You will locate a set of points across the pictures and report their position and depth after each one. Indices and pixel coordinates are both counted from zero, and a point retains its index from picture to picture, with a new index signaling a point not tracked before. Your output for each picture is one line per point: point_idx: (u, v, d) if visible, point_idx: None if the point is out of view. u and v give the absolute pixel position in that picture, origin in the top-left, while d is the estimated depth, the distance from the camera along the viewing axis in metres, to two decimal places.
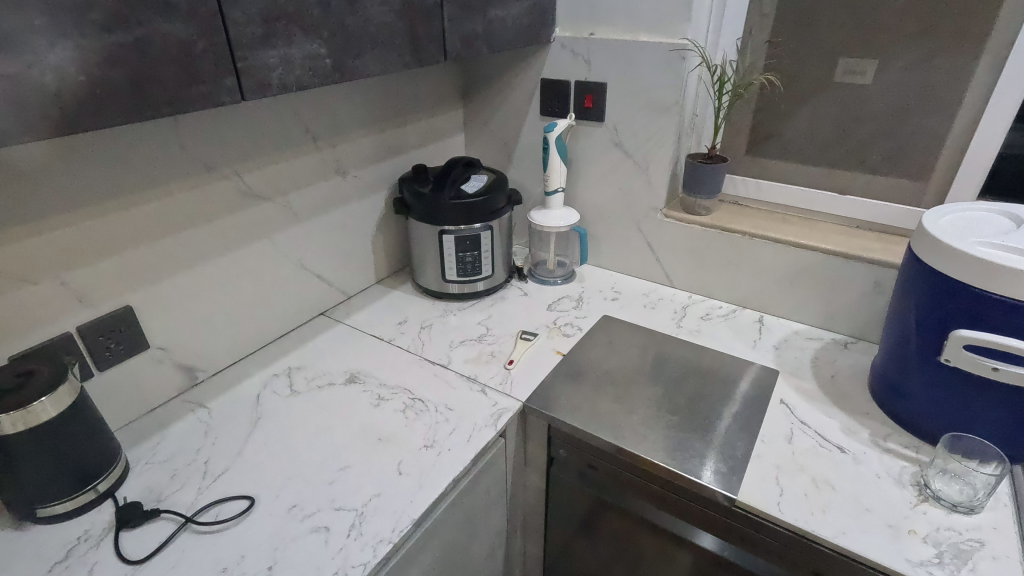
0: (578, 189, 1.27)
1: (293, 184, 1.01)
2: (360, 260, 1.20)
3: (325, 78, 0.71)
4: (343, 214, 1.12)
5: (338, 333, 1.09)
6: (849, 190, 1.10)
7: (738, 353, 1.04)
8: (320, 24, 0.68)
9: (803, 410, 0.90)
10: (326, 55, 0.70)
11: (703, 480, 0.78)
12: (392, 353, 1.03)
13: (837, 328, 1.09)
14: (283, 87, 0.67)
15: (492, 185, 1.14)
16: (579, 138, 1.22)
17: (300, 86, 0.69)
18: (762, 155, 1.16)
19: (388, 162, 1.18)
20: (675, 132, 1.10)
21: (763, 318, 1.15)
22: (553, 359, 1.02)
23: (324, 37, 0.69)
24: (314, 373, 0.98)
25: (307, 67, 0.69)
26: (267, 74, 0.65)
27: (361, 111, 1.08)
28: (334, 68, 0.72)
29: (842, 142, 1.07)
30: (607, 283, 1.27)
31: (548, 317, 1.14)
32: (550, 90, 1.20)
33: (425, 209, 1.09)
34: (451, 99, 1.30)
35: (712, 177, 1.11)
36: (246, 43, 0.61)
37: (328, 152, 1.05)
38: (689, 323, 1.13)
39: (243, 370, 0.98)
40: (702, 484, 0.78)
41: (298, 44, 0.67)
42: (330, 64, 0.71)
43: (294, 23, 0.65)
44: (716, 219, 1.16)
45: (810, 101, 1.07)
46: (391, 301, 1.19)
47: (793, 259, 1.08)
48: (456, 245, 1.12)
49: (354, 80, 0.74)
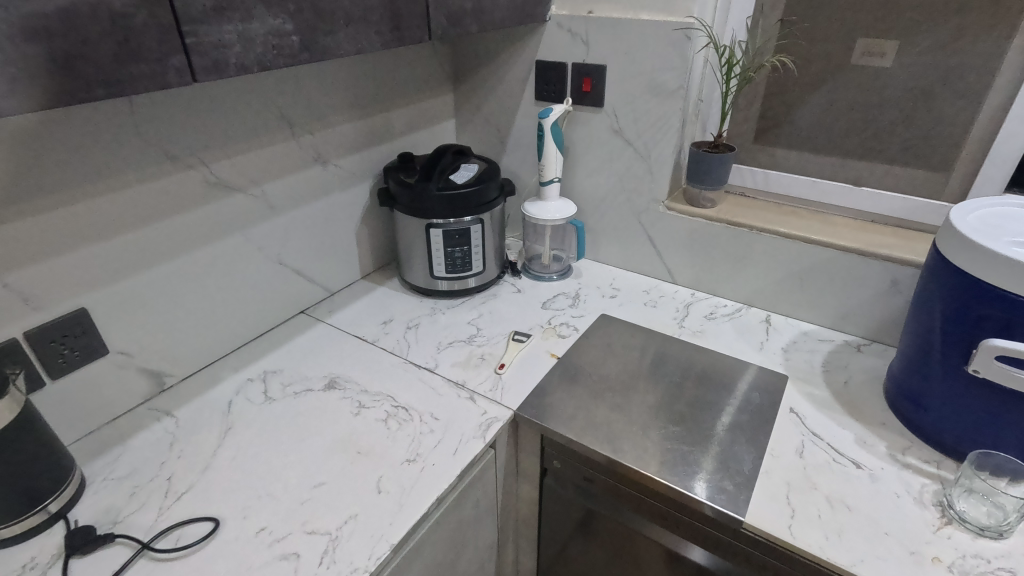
0: (575, 179, 1.20)
1: (267, 174, 0.93)
2: (344, 254, 1.13)
3: (291, 58, 0.64)
4: (324, 206, 1.05)
5: (319, 333, 1.02)
6: (864, 182, 1.03)
7: (744, 356, 0.98)
8: None
9: (815, 420, 0.84)
10: (292, 31, 0.63)
11: (696, 493, 0.73)
12: (375, 356, 0.97)
13: (850, 329, 1.02)
14: (242, 67, 0.59)
15: (484, 174, 1.07)
16: (576, 125, 1.14)
17: (262, 67, 0.61)
18: (771, 144, 1.09)
19: (372, 150, 1.11)
20: (679, 118, 1.03)
21: (771, 318, 1.08)
22: (548, 362, 0.96)
23: (290, 10, 0.61)
24: (291, 379, 0.91)
25: (270, 46, 0.61)
26: (224, 52, 0.57)
27: (341, 95, 1.01)
28: (302, 47, 0.64)
29: (858, 130, 1.00)
30: (606, 279, 1.20)
31: (542, 315, 1.08)
32: (544, 73, 1.12)
33: (411, 200, 1.02)
34: (440, 82, 1.22)
35: (718, 167, 1.04)
36: (196, 15, 0.54)
37: (306, 139, 0.97)
38: (692, 323, 1.07)
39: (216, 374, 0.92)
40: (694, 497, 0.72)
41: (259, 18, 0.59)
42: (298, 41, 0.64)
43: None
44: (722, 212, 1.09)
45: (824, 84, 0.99)
46: (376, 298, 1.13)
47: (804, 256, 1.01)
48: (445, 239, 1.05)
49: (325, 60, 0.67)
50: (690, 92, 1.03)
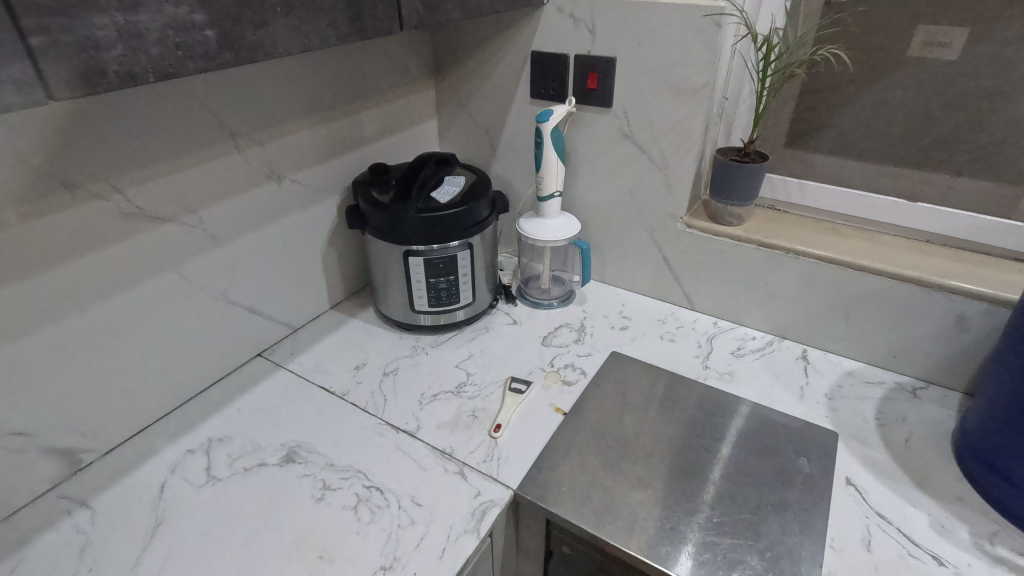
0: (577, 190, 1.03)
1: (205, 198, 0.75)
2: (308, 284, 0.96)
3: (206, 61, 0.46)
4: (281, 231, 0.88)
5: (277, 384, 0.85)
6: (920, 196, 0.87)
7: (783, 406, 0.83)
8: None
9: (878, 496, 0.70)
10: (205, 24, 0.45)
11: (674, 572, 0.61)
12: (344, 415, 0.80)
13: (902, 368, 0.88)
14: (129, 77, 0.42)
15: (472, 189, 0.90)
16: (579, 127, 0.97)
17: (162, 74, 0.43)
18: (809, 150, 0.93)
19: (338, 161, 0.93)
20: (703, 122, 0.87)
21: (808, 354, 0.93)
22: (553, 419, 0.80)
23: None
24: (239, 450, 0.75)
25: (172, 44, 0.43)
26: (97, 57, 0.39)
27: (296, 97, 0.83)
28: (222, 45, 0.47)
29: (916, 136, 0.84)
30: (614, 306, 1.04)
31: (543, 355, 0.92)
32: (542, 67, 0.95)
33: (384, 224, 0.85)
34: (419, 76, 1.04)
35: (749, 180, 0.88)
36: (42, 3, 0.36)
37: (254, 152, 0.79)
38: (719, 362, 0.91)
39: (147, 445, 0.75)
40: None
41: (151, 5, 0.41)
42: (215, 38, 0.46)
43: None
44: (752, 230, 0.93)
45: (877, 80, 0.83)
46: (347, 335, 0.96)
47: (851, 285, 0.86)
48: (426, 268, 0.88)
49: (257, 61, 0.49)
50: (717, 90, 0.87)
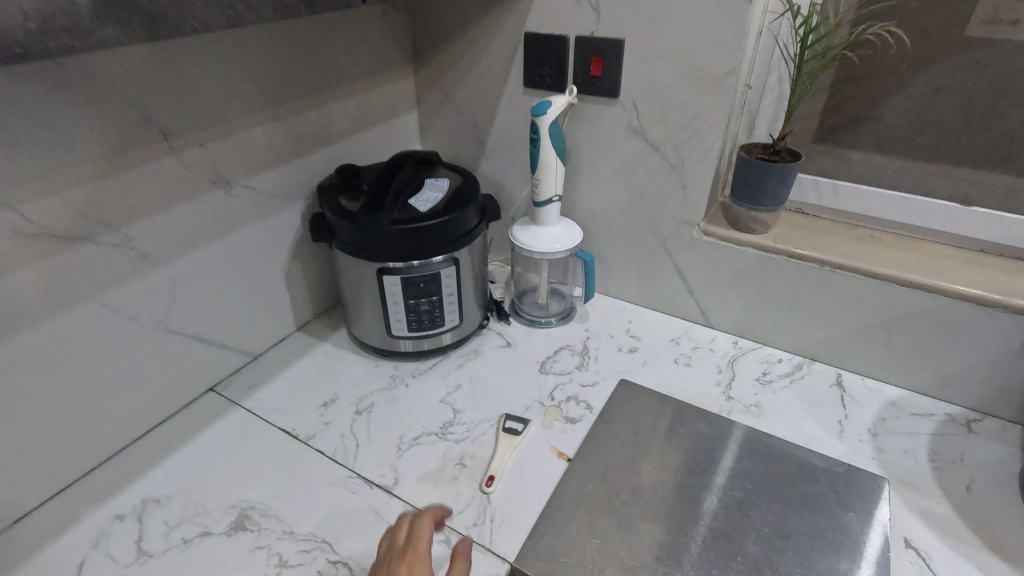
0: (578, 193, 0.90)
1: (133, 211, 0.62)
2: (269, 304, 0.83)
3: (75, 39, 0.35)
4: (233, 245, 0.74)
5: (229, 427, 0.73)
6: (975, 199, 0.75)
7: (821, 446, 0.71)
8: None
9: (943, 563, 0.59)
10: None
11: None
12: (308, 466, 0.68)
13: (953, 397, 0.77)
14: None
15: (457, 194, 0.77)
16: (581, 121, 0.84)
17: (5, 53, 0.31)
18: (845, 146, 0.81)
19: (301, 162, 0.80)
20: (726, 114, 0.75)
21: (843, 379, 0.82)
22: (555, 468, 0.68)
23: None
24: (179, 514, 0.62)
25: (18, 13, 0.32)
26: None
27: (246, 87, 0.69)
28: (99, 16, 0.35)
29: (974, 130, 0.72)
30: (621, 323, 0.92)
31: (542, 385, 0.80)
32: (537, 51, 0.82)
33: (353, 237, 0.72)
34: (396, 62, 0.90)
35: (779, 182, 0.76)
36: None
37: (194, 153, 0.66)
38: (743, 391, 0.79)
39: (67, 510, 0.62)
40: None
41: None
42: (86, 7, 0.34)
43: None
44: (781, 239, 0.81)
45: (929, 65, 0.71)
46: (316, 363, 0.83)
47: (897, 303, 0.74)
48: (405, 287, 0.76)
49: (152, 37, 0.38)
50: (742, 77, 0.75)
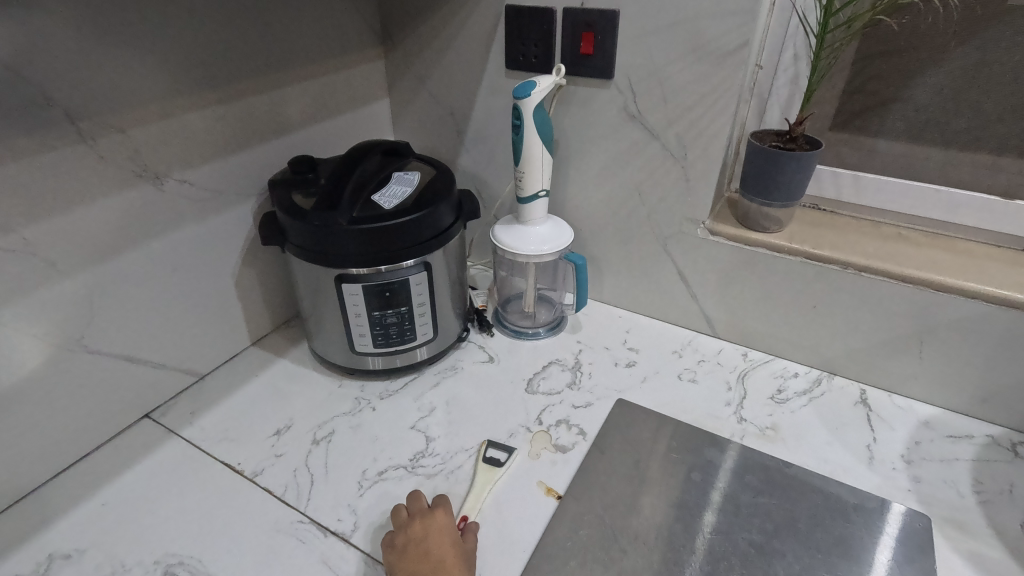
0: (568, 188, 0.81)
1: (33, 209, 0.52)
2: (216, 317, 0.72)
3: None
4: (170, 249, 0.64)
5: (162, 462, 0.62)
6: (1017, 192, 0.67)
7: (850, 476, 0.62)
8: None
9: None
10: None
11: None
12: (253, 509, 0.57)
13: (993, 416, 0.68)
14: None
15: (429, 188, 0.67)
16: (570, 106, 0.74)
17: None
18: (869, 133, 0.71)
19: (250, 153, 0.69)
20: (736, 96, 0.65)
21: (868, 396, 0.72)
22: (543, 507, 0.58)
23: None
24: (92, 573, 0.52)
25: None
26: None
27: (178, 63, 0.59)
28: None
29: (1020, 111, 0.63)
30: (617, 333, 0.82)
31: (528, 406, 0.70)
32: (519, 27, 0.72)
33: (307, 240, 0.62)
34: (362, 42, 0.80)
35: (798, 174, 0.66)
36: None
37: (111, 140, 0.56)
38: (756, 412, 0.70)
39: None
40: None
41: None
42: None
43: None
44: (797, 238, 0.71)
45: (968, 37, 0.62)
46: (270, 383, 0.73)
47: (932, 310, 0.65)
48: (369, 297, 0.66)
49: None
50: (754, 52, 0.65)
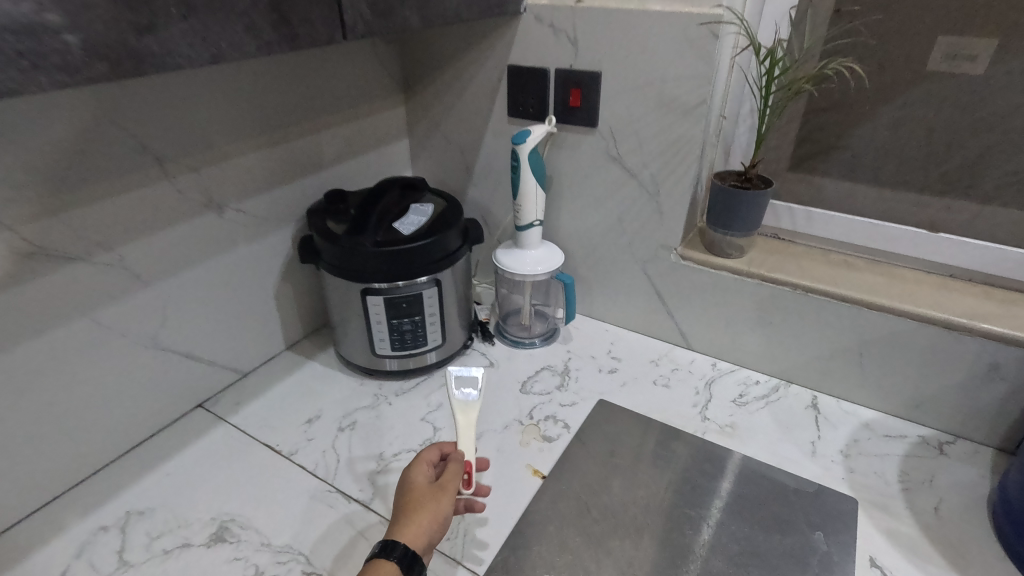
0: (561, 218, 0.93)
1: (125, 233, 0.65)
2: (259, 324, 0.85)
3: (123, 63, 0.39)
4: (225, 265, 0.77)
5: (214, 442, 0.75)
6: (941, 226, 0.78)
7: (793, 466, 0.73)
8: None
9: None
10: (120, 15, 0.37)
11: None
12: (289, 481, 0.69)
13: (924, 420, 0.78)
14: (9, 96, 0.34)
15: (440, 218, 0.80)
16: (561, 149, 0.87)
17: (64, 72, 0.36)
18: (816, 174, 0.83)
19: (292, 186, 0.83)
20: (699, 143, 0.77)
21: (818, 401, 0.83)
22: (529, 485, 0.69)
23: None
24: (162, 526, 0.64)
25: (97, 16, 0.36)
26: None
27: (240, 115, 0.73)
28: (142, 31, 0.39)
29: (938, 159, 0.75)
30: (603, 345, 0.94)
31: (521, 404, 0.81)
32: (520, 83, 0.86)
33: (338, 259, 0.75)
34: (387, 92, 0.94)
35: (752, 209, 0.78)
36: None
37: (187, 178, 0.69)
38: (719, 412, 0.81)
39: (55, 521, 0.64)
40: None
41: None
42: (134, 29, 0.38)
43: None
44: (755, 264, 0.83)
45: (891, 97, 0.74)
46: (301, 381, 0.85)
47: (867, 327, 0.76)
48: (389, 308, 0.78)
49: (171, 65, 0.41)
50: (715, 107, 0.78)
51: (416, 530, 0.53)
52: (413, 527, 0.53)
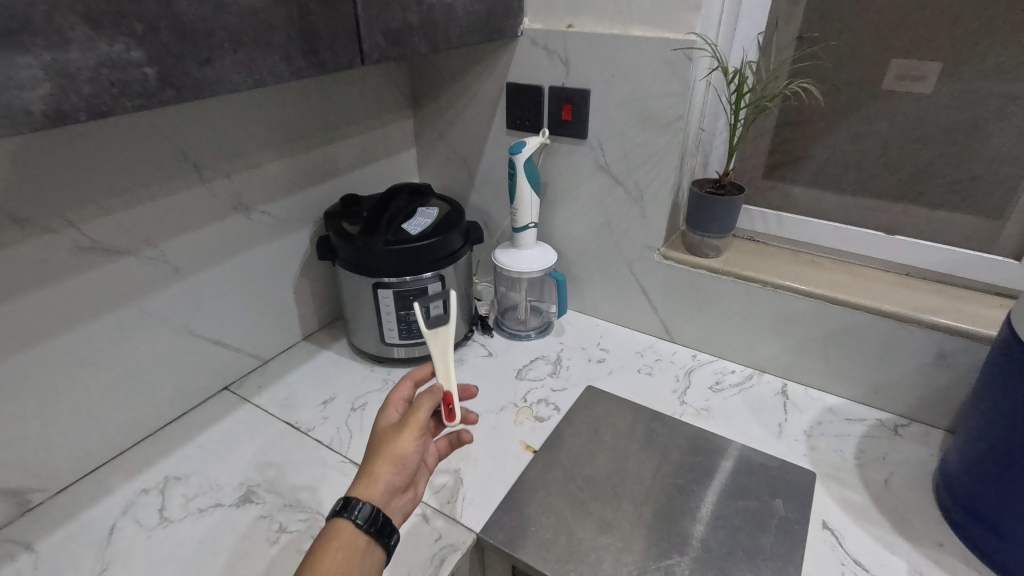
0: (555, 221, 1.02)
1: (167, 231, 0.74)
2: (279, 316, 0.94)
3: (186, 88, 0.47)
4: (251, 261, 0.86)
5: (240, 419, 0.83)
6: (897, 229, 0.86)
7: (759, 444, 0.81)
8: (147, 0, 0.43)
9: (854, 540, 0.67)
10: (184, 50, 0.46)
11: None
12: (308, 452, 0.78)
13: (883, 406, 0.86)
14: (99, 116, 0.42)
15: (444, 220, 0.89)
16: (555, 158, 0.96)
17: (142, 96, 0.44)
18: (786, 182, 0.92)
19: (311, 191, 0.92)
20: (678, 154, 0.86)
21: (788, 389, 0.91)
22: (522, 458, 0.77)
23: (168, 22, 0.44)
24: (197, 490, 0.72)
25: (168, 51, 0.45)
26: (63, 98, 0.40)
27: (267, 127, 0.82)
28: (200, 61, 0.47)
29: (892, 169, 0.83)
30: (593, 338, 1.02)
31: (516, 389, 0.90)
32: (517, 98, 0.95)
33: (353, 256, 0.84)
34: (396, 106, 1.04)
35: (726, 213, 0.87)
36: None
37: (220, 183, 0.78)
38: (696, 397, 0.89)
39: (102, 485, 0.73)
40: None
41: (114, 30, 0.41)
42: (194, 60, 0.47)
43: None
44: (729, 263, 0.91)
45: (849, 113, 0.83)
46: (317, 368, 0.94)
47: (830, 320, 0.84)
48: (397, 301, 0.87)
49: (222, 90, 0.50)
50: (692, 121, 0.86)
51: (373, 478, 0.55)
52: (370, 476, 0.55)
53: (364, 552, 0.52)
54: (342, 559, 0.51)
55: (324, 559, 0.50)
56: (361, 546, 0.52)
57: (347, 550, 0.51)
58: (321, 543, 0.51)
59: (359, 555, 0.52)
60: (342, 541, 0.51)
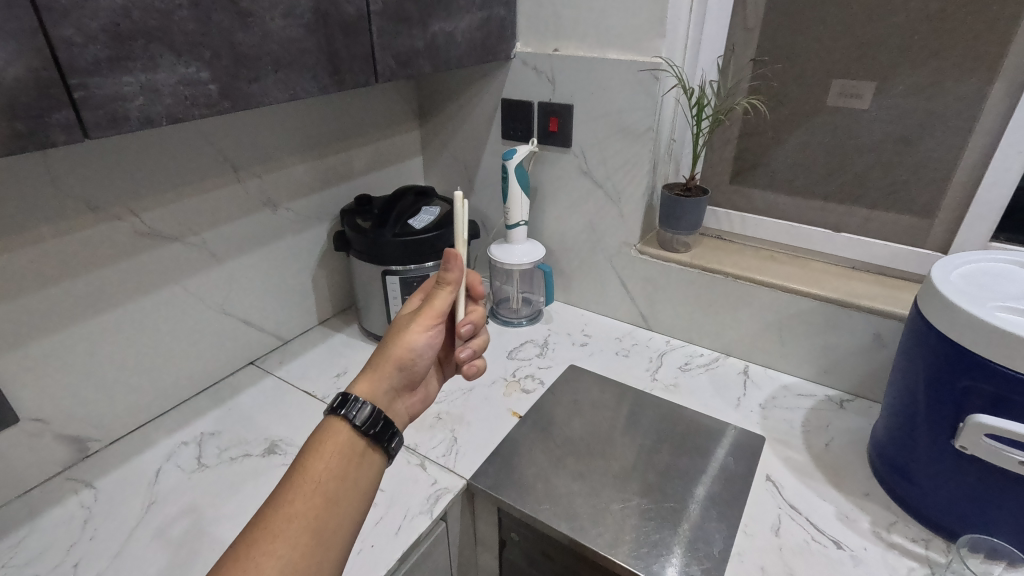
0: (544, 221, 1.14)
1: (208, 222, 0.87)
2: (300, 301, 1.07)
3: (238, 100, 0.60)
4: (276, 251, 0.99)
5: (265, 388, 0.96)
6: (843, 228, 0.98)
7: (718, 413, 0.92)
8: (212, 33, 0.56)
9: (792, 490, 0.78)
10: (238, 71, 0.59)
11: (590, 541, 0.70)
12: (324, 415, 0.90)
13: (831, 384, 0.97)
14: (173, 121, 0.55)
15: (445, 217, 1.01)
16: (544, 165, 1.09)
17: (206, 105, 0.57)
18: (747, 186, 1.04)
19: (329, 192, 1.05)
20: (649, 160, 0.98)
21: (749, 369, 1.02)
22: (509, 422, 0.89)
23: (228, 49, 0.57)
24: (229, 443, 0.84)
25: (225, 72, 0.58)
26: (149, 107, 0.53)
27: (292, 135, 0.95)
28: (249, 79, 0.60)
29: (836, 174, 0.95)
30: (578, 325, 1.14)
31: (507, 367, 1.01)
32: (511, 112, 1.08)
33: (364, 246, 0.96)
34: (405, 119, 1.17)
35: (692, 213, 0.98)
36: (100, 67, 0.48)
37: (252, 182, 0.91)
38: (666, 375, 1.00)
39: (148, 438, 0.85)
40: (587, 544, 0.70)
41: (187, 54, 0.54)
42: (244, 78, 0.60)
43: (181, 30, 0.53)
44: (697, 257, 1.03)
45: (798, 126, 0.95)
46: (331, 347, 1.06)
47: (783, 306, 0.96)
48: (402, 287, 0.99)
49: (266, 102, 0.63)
50: (662, 132, 0.99)
51: (379, 374, 0.65)
52: (376, 368, 0.66)
53: (361, 455, 0.60)
54: (337, 461, 0.58)
55: (318, 461, 0.57)
56: (359, 448, 0.60)
57: (338, 454, 0.58)
58: (317, 445, 0.59)
59: (357, 455, 0.60)
60: (336, 447, 0.58)
